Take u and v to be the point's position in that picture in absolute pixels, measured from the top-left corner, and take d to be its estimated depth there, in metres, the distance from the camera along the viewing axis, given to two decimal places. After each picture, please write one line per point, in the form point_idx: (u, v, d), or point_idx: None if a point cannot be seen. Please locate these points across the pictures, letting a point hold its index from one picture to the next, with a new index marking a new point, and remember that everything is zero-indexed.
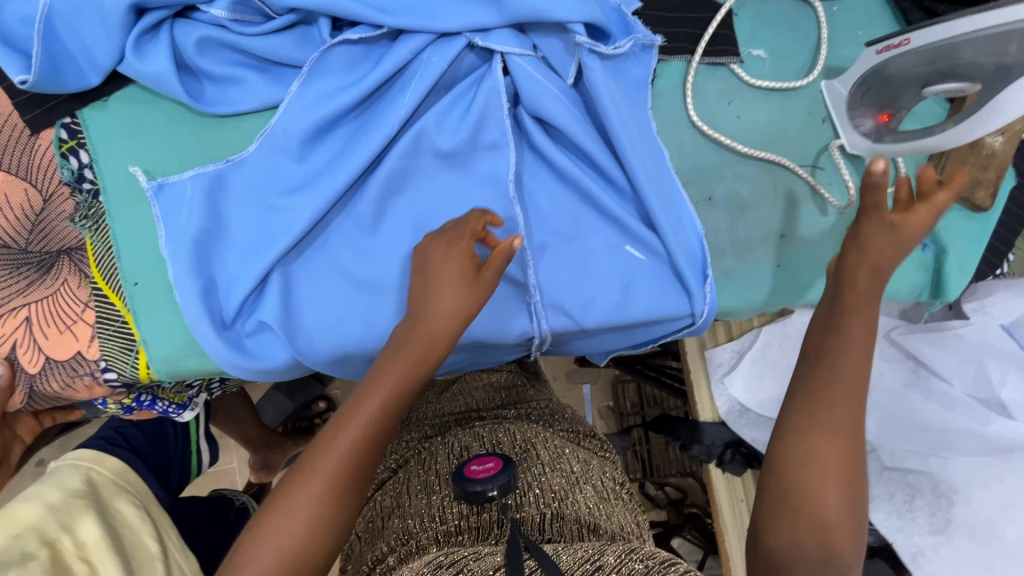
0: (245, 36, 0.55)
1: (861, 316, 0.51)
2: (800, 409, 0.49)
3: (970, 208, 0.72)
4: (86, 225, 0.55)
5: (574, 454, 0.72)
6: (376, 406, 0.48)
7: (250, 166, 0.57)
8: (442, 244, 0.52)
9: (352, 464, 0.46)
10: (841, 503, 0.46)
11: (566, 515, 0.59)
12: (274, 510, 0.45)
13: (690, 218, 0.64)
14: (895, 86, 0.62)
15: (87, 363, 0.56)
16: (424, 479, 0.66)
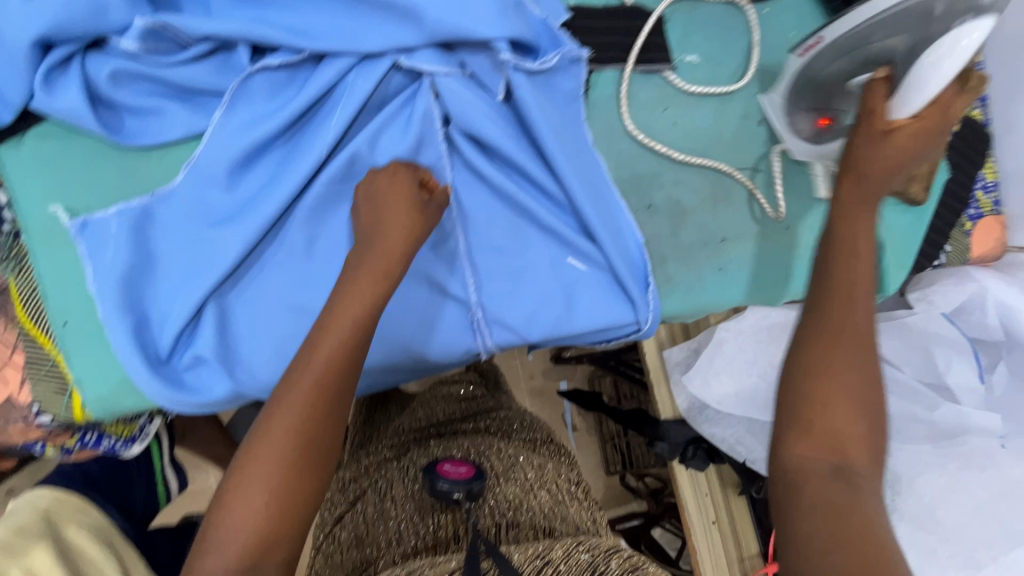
0: (161, 67, 0.53)
1: (859, 219, 0.51)
2: (813, 317, 0.48)
3: (906, 202, 0.73)
4: (8, 266, 0.54)
5: (530, 458, 0.77)
6: (309, 406, 0.48)
7: (178, 198, 0.56)
8: (383, 173, 0.56)
9: (293, 470, 0.47)
10: (854, 414, 0.46)
11: (520, 522, 0.65)
12: (226, 529, 0.46)
13: (629, 227, 0.64)
14: (824, 88, 0.61)
15: (19, 407, 0.55)
16: (380, 505, 0.68)
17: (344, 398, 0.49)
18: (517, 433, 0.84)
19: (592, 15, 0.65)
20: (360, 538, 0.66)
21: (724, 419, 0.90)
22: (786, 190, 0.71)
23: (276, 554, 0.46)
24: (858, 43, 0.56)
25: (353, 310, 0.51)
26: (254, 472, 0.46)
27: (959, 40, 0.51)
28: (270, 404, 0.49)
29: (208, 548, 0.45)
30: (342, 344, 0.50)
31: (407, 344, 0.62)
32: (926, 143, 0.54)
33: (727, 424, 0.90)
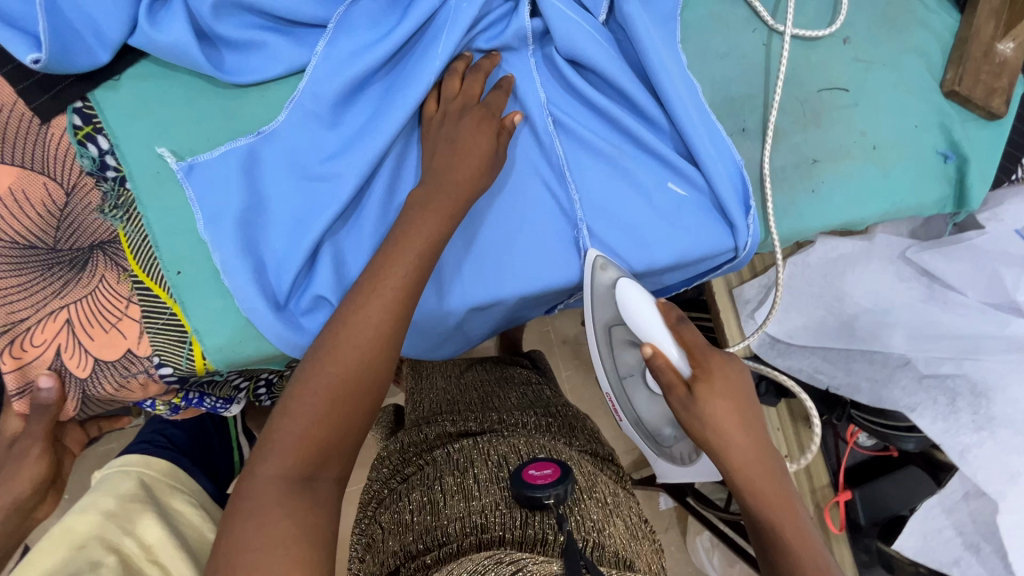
0: None
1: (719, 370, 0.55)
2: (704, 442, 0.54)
3: (986, 115, 0.73)
4: (117, 215, 0.52)
5: (605, 484, 0.69)
6: (375, 334, 0.49)
7: (283, 136, 0.54)
8: (471, 117, 0.56)
9: (358, 389, 0.48)
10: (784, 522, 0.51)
11: (605, 545, 0.54)
12: (280, 436, 0.45)
13: (730, 149, 0.64)
14: (650, 424, 0.73)
15: (139, 360, 0.53)
16: (459, 482, 0.62)
17: (401, 337, 0.50)
18: (586, 446, 0.78)
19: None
20: (425, 511, 0.60)
21: (798, 352, 0.89)
22: (873, 107, 0.70)
23: (329, 469, 0.46)
24: (634, 389, 0.73)
25: (418, 240, 0.51)
26: (312, 388, 0.47)
27: (629, 307, 0.62)
28: (330, 327, 0.50)
29: (263, 454, 0.45)
30: (405, 279, 0.50)
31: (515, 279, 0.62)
32: (744, 421, 0.53)
33: (801, 356, 0.89)
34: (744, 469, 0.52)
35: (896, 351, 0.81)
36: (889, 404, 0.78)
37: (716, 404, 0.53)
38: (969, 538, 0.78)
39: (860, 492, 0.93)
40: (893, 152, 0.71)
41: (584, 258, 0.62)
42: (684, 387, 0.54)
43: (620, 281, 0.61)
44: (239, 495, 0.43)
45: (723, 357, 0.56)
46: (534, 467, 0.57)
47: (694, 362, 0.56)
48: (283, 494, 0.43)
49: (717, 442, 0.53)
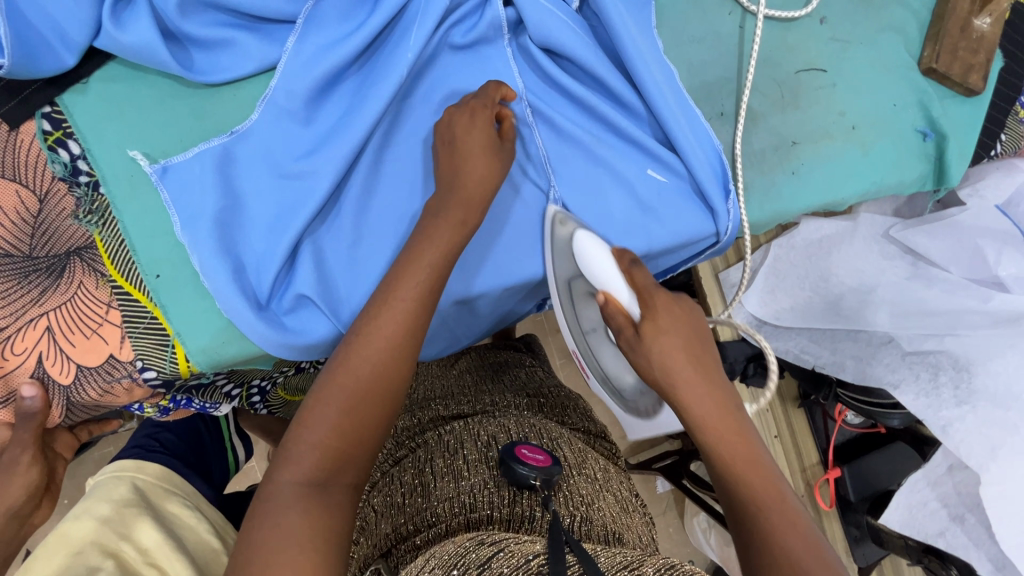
0: None
1: (666, 308, 0.57)
2: (654, 378, 0.55)
3: (964, 92, 0.73)
4: (93, 220, 0.52)
5: (594, 458, 0.71)
6: (386, 348, 0.51)
7: (258, 135, 0.54)
8: (464, 114, 0.56)
9: (370, 400, 0.50)
10: (736, 452, 0.52)
11: (594, 520, 0.56)
12: (300, 444, 0.47)
13: (708, 134, 0.63)
14: (618, 384, 0.67)
15: (122, 365, 0.53)
16: (449, 462, 0.63)
17: (413, 353, 0.52)
18: (578, 424, 0.80)
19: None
20: (417, 494, 0.62)
21: (783, 333, 0.91)
22: (851, 86, 0.70)
23: (347, 475, 0.48)
24: (599, 345, 0.67)
25: (431, 257, 0.53)
26: (326, 399, 0.49)
27: (585, 255, 0.59)
28: (345, 342, 0.52)
29: (282, 462, 0.47)
30: (419, 290, 0.52)
31: (497, 273, 0.62)
32: (692, 357, 0.55)
33: (788, 337, 0.90)
34: (692, 403, 0.53)
35: (880, 329, 0.82)
36: (874, 381, 0.80)
37: (660, 341, 0.55)
38: (954, 510, 0.79)
39: (848, 468, 0.94)
40: (872, 131, 0.71)
41: (544, 217, 0.63)
42: (632, 328, 0.56)
43: (576, 234, 0.60)
44: (261, 499, 0.45)
45: (670, 296, 0.58)
46: (526, 448, 0.59)
47: (643, 302, 0.56)
48: (303, 498, 0.45)
49: (664, 378, 0.54)
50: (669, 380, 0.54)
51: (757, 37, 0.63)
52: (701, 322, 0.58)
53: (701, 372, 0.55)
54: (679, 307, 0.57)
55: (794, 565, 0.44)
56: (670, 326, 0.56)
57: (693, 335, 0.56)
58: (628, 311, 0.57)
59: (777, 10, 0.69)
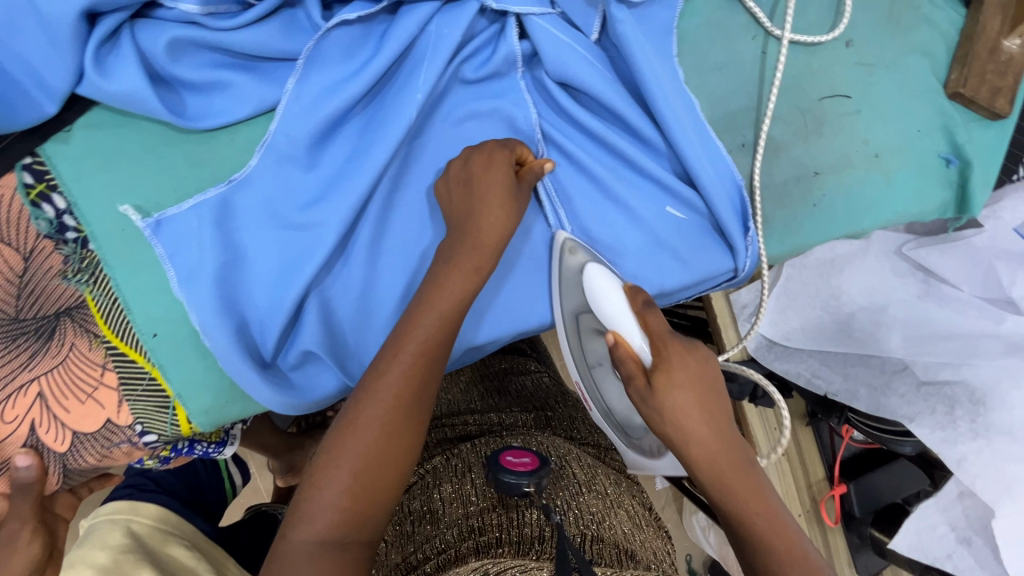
0: (224, 33, 0.48)
1: (679, 360, 0.53)
2: (669, 435, 0.52)
3: (990, 117, 0.71)
4: (82, 279, 0.48)
5: (605, 475, 0.69)
6: (395, 403, 0.47)
7: (256, 182, 0.50)
8: (484, 153, 0.52)
9: (381, 452, 0.46)
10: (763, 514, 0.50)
11: (604, 537, 0.54)
12: (318, 504, 0.44)
13: (729, 167, 0.60)
14: (623, 418, 0.64)
15: (120, 430, 0.50)
16: (455, 489, 0.61)
17: (428, 401, 0.49)
18: (585, 439, 0.78)
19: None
20: (425, 521, 0.59)
21: (794, 355, 0.90)
22: (875, 112, 0.67)
23: (364, 532, 0.45)
24: (605, 379, 0.64)
25: (440, 307, 0.50)
26: (339, 459, 0.46)
27: (596, 291, 0.56)
28: (354, 396, 0.48)
29: (298, 520, 0.44)
30: (425, 342, 0.49)
31: (511, 317, 0.60)
32: (707, 412, 0.52)
33: (798, 359, 0.89)
34: (704, 462, 0.51)
35: (895, 355, 0.81)
36: (887, 413, 0.79)
37: (674, 396, 0.51)
38: (962, 533, 0.79)
39: (855, 485, 0.94)
40: (895, 159, 0.68)
41: (552, 243, 0.60)
42: (643, 379, 0.53)
43: (587, 266, 0.57)
44: (276, 555, 0.44)
45: (684, 346, 0.54)
46: (511, 454, 0.55)
47: (655, 350, 0.53)
48: (318, 558, 0.43)
49: (677, 434, 0.52)
50: (684, 440, 0.52)
51: (779, 65, 0.59)
52: (717, 372, 0.54)
53: (712, 424, 0.52)
54: (691, 350, 0.54)
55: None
56: (683, 376, 0.52)
57: (710, 387, 0.53)
58: (639, 356, 0.54)
59: (799, 34, 0.66)
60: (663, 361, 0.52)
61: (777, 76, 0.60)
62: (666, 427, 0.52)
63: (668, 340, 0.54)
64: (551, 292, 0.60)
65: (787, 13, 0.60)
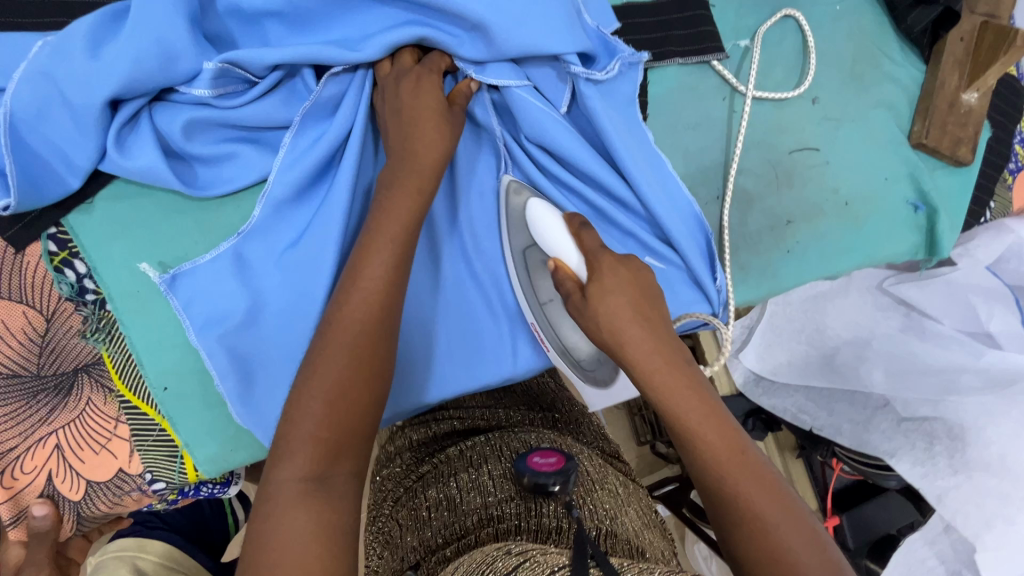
0: (233, 111, 0.52)
1: (610, 268, 0.53)
2: (605, 344, 0.53)
3: (953, 164, 0.75)
4: (100, 338, 0.52)
5: (615, 475, 0.70)
6: (361, 323, 0.48)
7: (262, 232, 0.54)
8: (413, 83, 0.54)
9: (353, 379, 0.46)
10: (702, 410, 0.50)
11: (617, 533, 0.54)
12: (294, 440, 0.43)
13: (699, 220, 0.64)
14: (577, 357, 0.63)
15: (131, 478, 0.54)
16: (473, 479, 0.60)
17: (391, 325, 0.50)
18: (593, 442, 0.77)
19: (643, 10, 0.65)
20: (442, 508, 0.58)
21: (782, 390, 0.92)
22: (843, 164, 0.72)
23: (346, 463, 0.44)
24: (558, 317, 0.62)
25: (392, 230, 0.50)
26: (311, 391, 0.45)
27: (538, 221, 0.58)
28: (317, 340, 0.49)
29: (278, 458, 0.43)
30: (388, 271, 0.50)
31: (495, 363, 0.64)
32: (640, 316, 0.52)
33: (786, 394, 0.92)
34: (641, 363, 0.51)
35: (876, 391, 0.83)
36: (870, 449, 0.81)
37: (607, 302, 0.52)
38: (951, 566, 0.80)
39: (847, 517, 0.94)
40: (865, 206, 0.72)
41: (500, 188, 0.63)
42: (580, 292, 0.54)
43: (529, 200, 0.59)
44: (262, 501, 0.42)
45: (617, 257, 0.55)
46: (538, 454, 0.55)
47: (589, 265, 0.54)
48: (302, 497, 0.41)
49: (614, 338, 0.52)
50: (620, 348, 0.52)
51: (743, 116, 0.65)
52: (648, 276, 0.55)
53: (627, 299, 0.52)
54: (624, 261, 0.55)
55: (780, 546, 0.44)
56: (615, 281, 0.53)
57: (643, 300, 0.53)
58: (576, 275, 0.55)
59: (768, 89, 0.70)
60: (600, 266, 0.53)
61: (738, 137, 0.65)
62: (602, 337, 0.53)
63: (601, 255, 0.54)
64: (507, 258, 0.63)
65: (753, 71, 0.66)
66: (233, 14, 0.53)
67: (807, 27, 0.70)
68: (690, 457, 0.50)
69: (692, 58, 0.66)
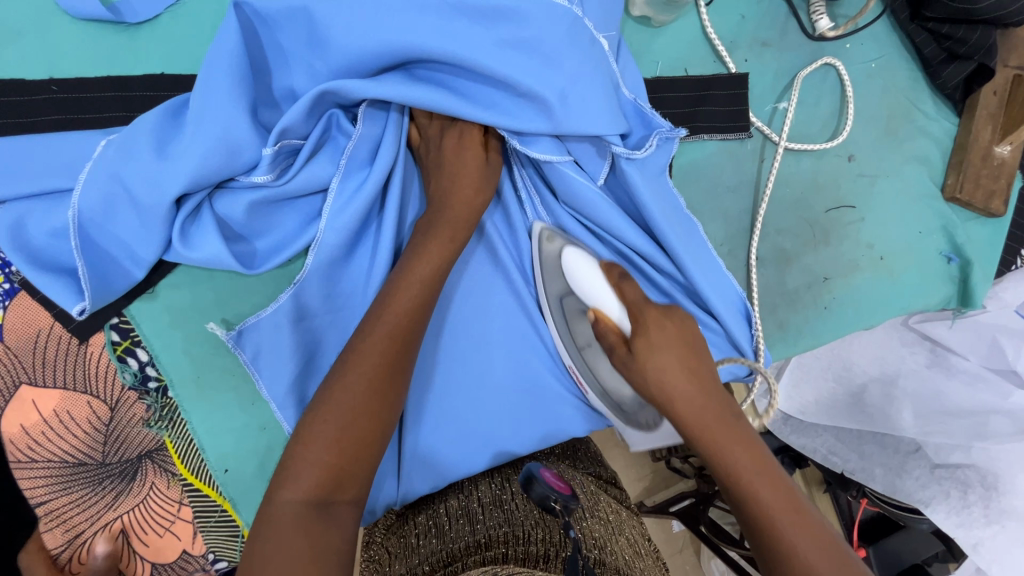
0: (287, 186, 0.51)
1: (658, 322, 0.51)
2: (652, 396, 0.50)
3: (983, 214, 0.75)
4: (163, 425, 0.53)
5: (608, 502, 0.65)
6: (381, 359, 0.48)
7: (311, 281, 0.52)
8: (452, 135, 0.54)
9: (368, 402, 0.46)
10: (760, 469, 0.45)
11: (606, 561, 0.48)
12: (302, 462, 0.43)
13: (731, 281, 0.61)
14: (623, 399, 0.57)
15: (195, 559, 0.55)
16: (463, 505, 0.58)
17: (411, 355, 0.50)
18: (591, 470, 0.72)
19: (674, 84, 0.66)
20: (432, 535, 0.55)
21: (810, 429, 0.92)
22: (879, 219, 0.72)
23: (347, 492, 0.44)
24: (597, 359, 0.59)
25: (419, 274, 0.50)
26: (324, 415, 0.45)
27: (576, 272, 0.56)
28: (338, 366, 0.49)
29: (282, 481, 0.42)
30: (418, 303, 0.50)
31: (541, 433, 0.62)
32: (690, 368, 0.49)
33: (814, 434, 0.91)
34: (690, 419, 0.48)
35: (908, 435, 0.85)
36: (903, 495, 0.82)
37: (655, 357, 0.49)
38: None
39: (875, 548, 0.92)
40: (899, 260, 0.73)
41: (530, 233, 0.61)
42: (624, 346, 0.52)
43: (565, 251, 0.57)
44: (261, 523, 0.41)
45: (662, 310, 0.52)
46: (552, 473, 0.55)
47: (633, 316, 0.52)
48: (304, 520, 0.40)
49: (661, 394, 0.49)
50: (667, 404, 0.49)
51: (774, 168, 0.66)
52: (696, 329, 0.52)
53: (666, 344, 0.50)
54: (670, 315, 0.52)
55: None
56: (663, 335, 0.50)
57: (693, 353, 0.50)
58: (618, 327, 0.54)
59: (802, 142, 0.71)
60: (647, 320, 0.51)
61: (762, 206, 0.66)
62: (651, 391, 0.49)
63: (646, 311, 0.52)
64: (543, 305, 0.61)
65: (787, 121, 0.67)
66: (287, 98, 0.52)
67: (849, 88, 0.70)
68: (745, 520, 0.45)
69: (718, 134, 0.68)
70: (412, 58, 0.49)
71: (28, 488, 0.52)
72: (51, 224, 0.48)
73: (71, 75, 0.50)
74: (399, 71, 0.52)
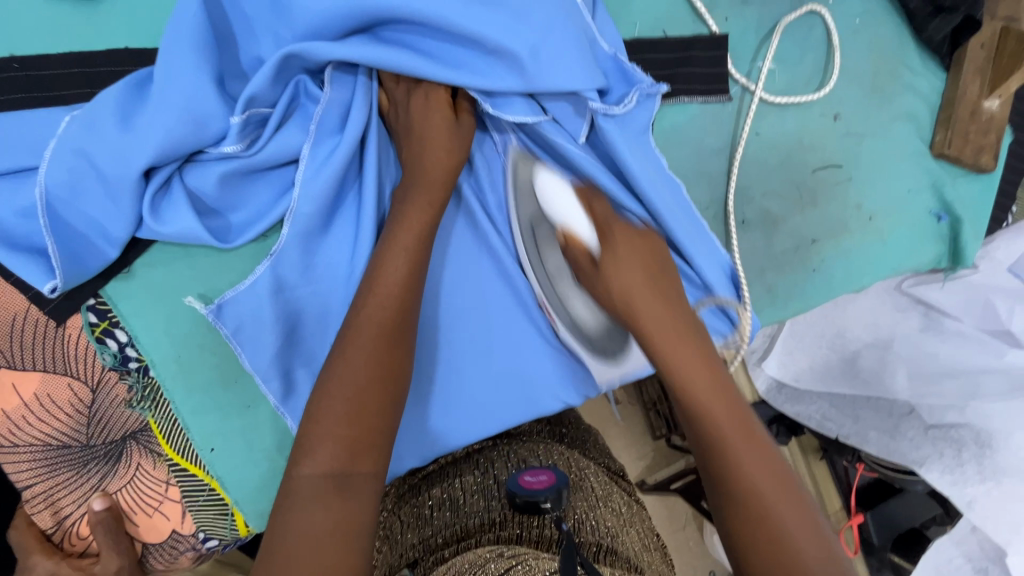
0: (257, 155, 0.50)
1: (622, 230, 0.54)
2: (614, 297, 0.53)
3: (975, 171, 0.74)
4: (145, 405, 0.53)
5: (619, 493, 0.65)
6: (380, 329, 0.47)
7: (287, 252, 0.52)
8: (422, 96, 0.52)
9: (372, 372, 0.46)
10: (707, 375, 0.49)
11: (617, 550, 0.49)
12: (316, 435, 0.43)
13: (715, 241, 0.60)
14: (592, 332, 0.60)
15: (185, 537, 0.55)
16: (477, 481, 0.59)
17: (408, 324, 0.49)
18: (600, 458, 0.72)
19: (654, 45, 0.65)
20: (444, 508, 0.57)
21: (805, 397, 0.94)
22: (868, 179, 0.71)
23: (366, 465, 0.43)
24: (566, 287, 0.59)
25: (404, 243, 0.50)
26: (332, 391, 0.45)
27: (550, 196, 0.57)
28: (339, 341, 0.48)
29: (300, 454, 0.42)
30: (407, 272, 0.49)
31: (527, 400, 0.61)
32: (650, 277, 0.53)
33: (809, 401, 0.94)
34: (646, 317, 0.51)
35: (901, 398, 0.84)
36: (898, 456, 0.84)
37: (618, 271, 0.52)
38: (978, 563, 0.80)
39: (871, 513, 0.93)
40: (888, 219, 0.72)
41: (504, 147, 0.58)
42: (591, 263, 0.55)
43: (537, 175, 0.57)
44: (283, 493, 0.41)
45: (630, 228, 0.55)
46: (529, 472, 0.50)
47: (602, 234, 0.54)
48: (322, 495, 0.40)
49: (620, 294, 0.52)
50: (624, 302, 0.52)
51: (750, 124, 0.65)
52: (660, 250, 0.55)
53: (635, 271, 0.53)
54: (640, 246, 0.55)
55: (753, 491, 0.43)
56: (627, 247, 0.54)
57: (653, 267, 0.54)
58: (587, 246, 0.55)
59: (790, 96, 0.69)
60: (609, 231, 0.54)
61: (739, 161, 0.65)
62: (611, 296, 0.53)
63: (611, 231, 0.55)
64: (532, 274, 0.60)
65: (764, 71, 0.66)
66: (255, 68, 0.51)
67: (834, 44, 0.69)
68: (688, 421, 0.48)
69: (700, 97, 0.67)
70: (376, 18, 0.48)
71: (15, 472, 0.52)
72: (21, 204, 0.47)
73: (33, 52, 0.49)
74: (366, 34, 0.51)
